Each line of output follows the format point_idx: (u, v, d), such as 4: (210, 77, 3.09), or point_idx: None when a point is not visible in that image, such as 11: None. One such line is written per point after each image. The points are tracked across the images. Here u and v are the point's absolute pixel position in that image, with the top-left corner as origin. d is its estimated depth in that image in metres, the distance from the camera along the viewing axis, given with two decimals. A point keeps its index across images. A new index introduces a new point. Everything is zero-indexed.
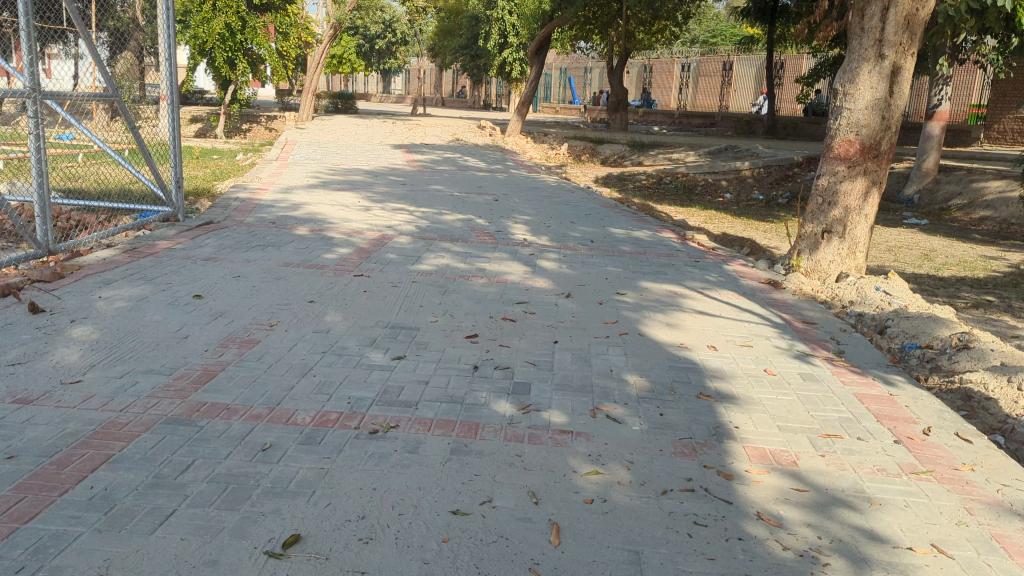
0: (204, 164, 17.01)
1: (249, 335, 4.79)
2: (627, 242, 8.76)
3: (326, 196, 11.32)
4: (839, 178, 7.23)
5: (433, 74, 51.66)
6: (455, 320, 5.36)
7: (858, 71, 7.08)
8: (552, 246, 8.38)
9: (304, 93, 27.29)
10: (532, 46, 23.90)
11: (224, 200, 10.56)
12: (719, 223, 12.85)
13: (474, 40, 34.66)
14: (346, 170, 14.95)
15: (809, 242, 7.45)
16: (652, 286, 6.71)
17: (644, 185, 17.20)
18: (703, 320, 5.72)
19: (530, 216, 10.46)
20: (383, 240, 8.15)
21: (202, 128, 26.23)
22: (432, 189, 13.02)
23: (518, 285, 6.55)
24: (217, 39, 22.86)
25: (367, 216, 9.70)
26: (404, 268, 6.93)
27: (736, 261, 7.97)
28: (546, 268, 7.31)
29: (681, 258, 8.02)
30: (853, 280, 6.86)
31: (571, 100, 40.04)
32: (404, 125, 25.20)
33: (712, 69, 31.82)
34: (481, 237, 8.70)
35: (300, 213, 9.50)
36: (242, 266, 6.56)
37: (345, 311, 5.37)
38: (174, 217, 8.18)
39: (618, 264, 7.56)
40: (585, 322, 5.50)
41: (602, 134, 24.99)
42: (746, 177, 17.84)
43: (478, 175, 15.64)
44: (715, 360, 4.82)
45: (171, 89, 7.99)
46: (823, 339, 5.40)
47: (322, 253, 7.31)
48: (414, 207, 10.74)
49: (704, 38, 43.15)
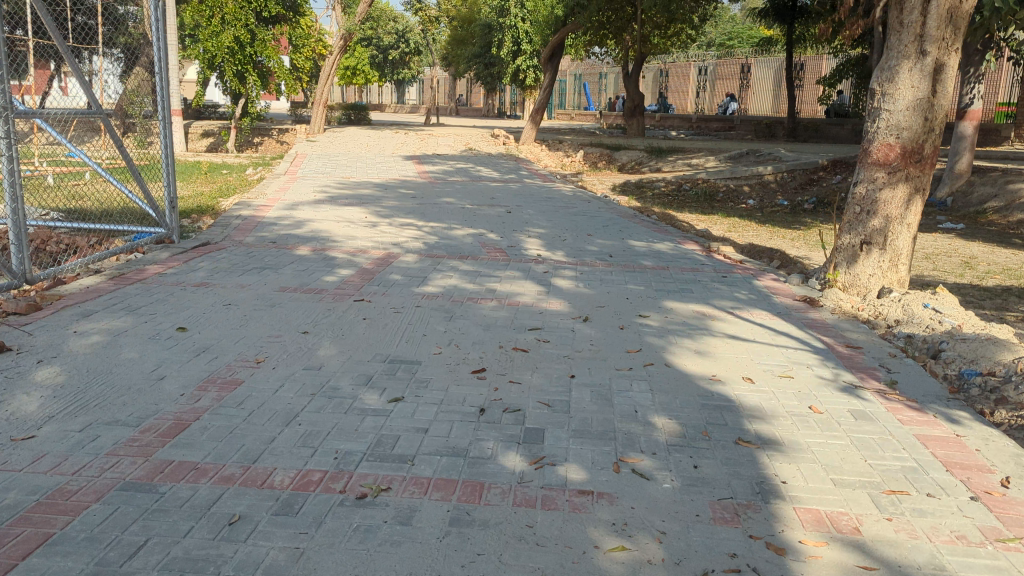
0: (212, 179, 16.71)
1: (231, 375, 4.32)
2: (648, 257, 8.24)
3: (333, 211, 10.91)
4: (878, 185, 6.68)
5: (447, 83, 51.43)
6: (462, 351, 4.86)
7: (897, 69, 6.54)
8: (568, 262, 7.89)
9: (316, 105, 27.05)
10: (545, 53, 23.46)
11: (226, 218, 10.19)
12: (742, 232, 12.30)
13: (487, 48, 34.34)
14: (356, 184, 14.56)
15: (846, 255, 6.89)
16: (677, 306, 6.17)
17: (663, 192, 16.68)
18: (735, 347, 5.18)
19: (545, 229, 9.98)
20: (388, 259, 7.69)
21: (215, 143, 26.07)
22: (443, 201, 12.59)
23: (532, 307, 6.05)
24: (227, 52, 22.65)
25: (373, 232, 9.27)
26: (408, 290, 6.46)
27: (766, 276, 7.44)
28: (562, 287, 6.81)
29: (707, 273, 7.48)
30: (897, 296, 6.28)
31: (586, 106, 39.54)
32: (417, 135, 24.87)
33: (729, 71, 31.17)
34: (492, 253, 8.21)
35: (304, 231, 9.09)
36: (235, 292, 6.12)
37: (340, 344, 4.89)
38: (169, 238, 7.78)
39: (639, 281, 7.05)
40: (604, 350, 4.98)
41: (617, 140, 24.49)
42: (769, 182, 17.25)
43: (491, 186, 15.20)
44: (751, 395, 4.28)
45: (162, 104, 7.59)
46: (872, 367, 4.84)
47: (322, 275, 6.86)
48: (423, 222, 10.29)
49: (720, 41, 42.46)
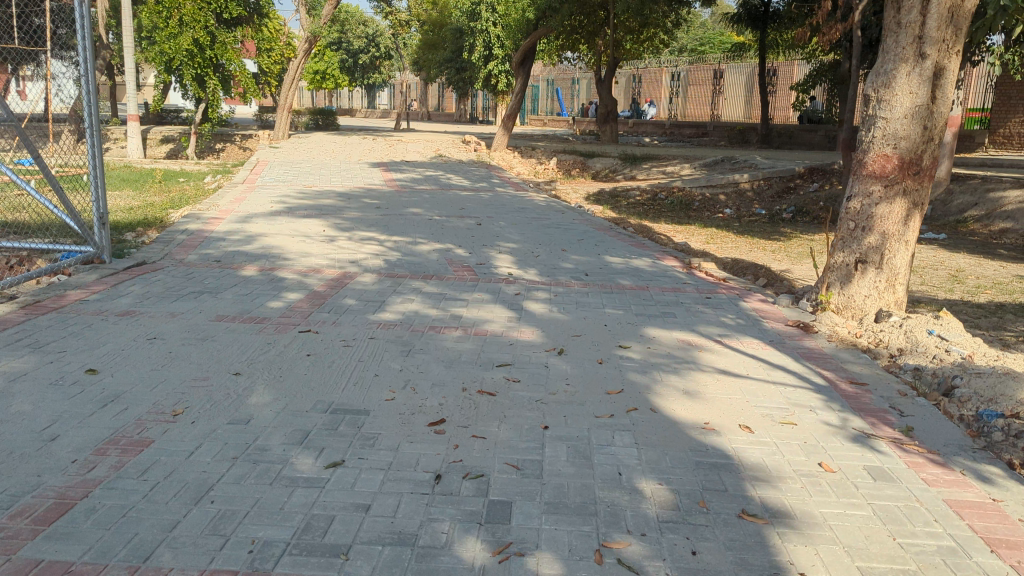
0: (167, 189, 15.87)
1: (139, 433, 3.66)
2: (626, 275, 7.66)
3: (289, 224, 10.21)
4: (874, 200, 6.17)
5: (418, 89, 50.76)
6: (418, 397, 4.22)
7: (894, 74, 6.04)
8: (540, 281, 7.28)
9: (281, 110, 26.21)
10: (516, 57, 22.88)
11: (171, 232, 9.45)
12: (721, 244, 11.81)
13: (458, 53, 33.68)
14: (317, 193, 13.85)
15: (839, 274, 6.37)
16: (658, 334, 5.61)
17: (638, 201, 16.19)
18: (728, 386, 4.59)
19: (515, 243, 9.38)
20: (343, 279, 7.02)
21: (175, 149, 25.15)
22: (408, 213, 11.94)
23: (500, 337, 5.43)
24: (186, 55, 21.76)
25: (330, 248, 8.59)
26: (362, 318, 5.81)
27: (753, 296, 6.90)
28: (534, 312, 6.20)
29: (689, 293, 6.93)
30: (897, 321, 5.77)
31: (559, 112, 39.07)
32: (385, 142, 24.17)
33: (701, 77, 30.82)
34: (459, 272, 7.58)
35: (254, 247, 8.38)
36: (164, 322, 5.43)
37: (277, 389, 4.23)
38: (98, 258, 7.05)
39: (617, 304, 6.47)
40: (581, 392, 4.37)
41: (591, 146, 23.99)
42: (745, 190, 16.83)
43: (460, 195, 14.56)
44: (753, 449, 3.68)
45: (88, 112, 6.84)
46: (882, 409, 4.28)
47: (267, 300, 6.17)
48: (386, 235, 9.64)
49: (692, 47, 42.30)
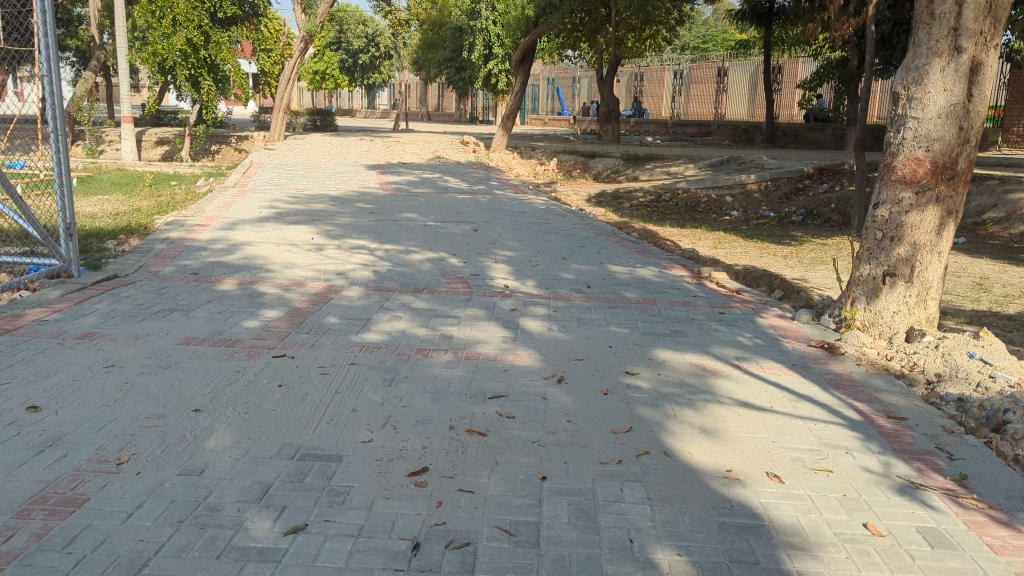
0: (157, 193, 15.35)
1: (73, 488, 3.13)
2: (632, 286, 7.14)
3: (276, 231, 9.71)
4: (904, 207, 5.66)
5: (418, 88, 50.20)
6: (400, 438, 3.72)
7: (927, 69, 5.55)
8: (540, 295, 6.76)
9: (276, 110, 25.67)
10: (516, 56, 22.32)
11: (151, 240, 8.94)
12: (730, 249, 11.30)
13: (457, 51, 33.17)
14: (310, 197, 13.34)
15: (865, 289, 5.86)
16: (670, 357, 5.10)
17: (642, 203, 15.69)
18: (750, 422, 4.09)
19: (514, 251, 8.87)
20: (327, 294, 6.51)
21: (169, 151, 24.65)
22: (402, 218, 11.44)
23: (495, 362, 4.92)
24: (179, 55, 21.22)
25: (317, 258, 8.08)
26: (344, 339, 5.30)
27: (769, 311, 6.39)
28: (532, 331, 5.69)
29: (701, 308, 6.42)
30: (931, 341, 5.26)
31: (560, 111, 38.55)
32: (382, 143, 23.66)
33: (705, 75, 30.24)
34: (452, 284, 7.07)
35: (235, 258, 7.86)
36: (125, 345, 4.91)
37: (240, 429, 3.73)
38: (65, 272, 6.47)
39: (623, 321, 5.96)
40: (587, 431, 3.87)
41: (593, 147, 23.47)
42: (753, 191, 16.30)
43: (458, 199, 14.05)
44: (785, 505, 3.19)
45: (52, 113, 6.26)
46: (927, 452, 3.80)
47: (242, 318, 5.66)
48: (377, 243, 9.13)
49: (694, 45, 41.75)
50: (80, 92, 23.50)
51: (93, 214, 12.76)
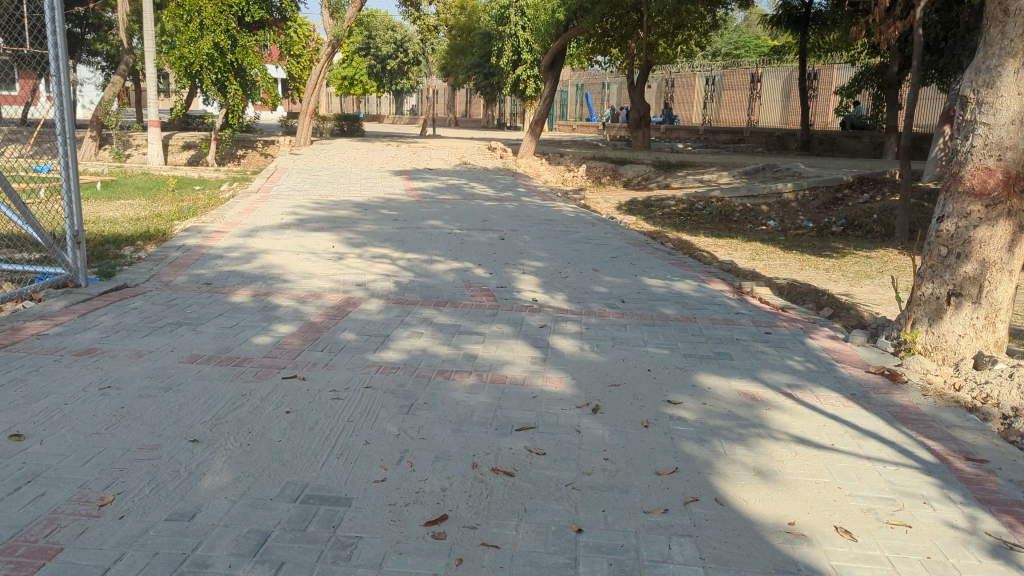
0: (180, 198, 15.17)
1: (46, 536, 2.76)
2: (669, 302, 6.70)
3: (296, 238, 9.40)
4: (972, 221, 5.16)
5: (446, 94, 50.06)
6: (417, 477, 3.32)
7: (999, 71, 5.07)
8: (571, 310, 6.35)
9: (303, 115, 25.53)
10: (545, 61, 21.94)
11: (166, 246, 8.69)
12: (768, 262, 10.81)
13: (486, 57, 32.92)
14: (334, 204, 13.04)
15: (928, 309, 5.35)
16: (715, 383, 4.66)
17: (674, 211, 15.22)
18: (811, 463, 3.64)
19: (542, 262, 8.46)
20: (345, 307, 6.15)
21: (195, 156, 24.63)
22: (427, 225, 11.09)
23: (523, 387, 4.50)
24: (206, 59, 21.15)
25: (336, 267, 7.75)
26: (360, 359, 4.92)
27: (820, 332, 5.91)
28: (563, 351, 5.26)
29: (745, 327, 5.95)
30: (1006, 370, 4.74)
31: (589, 117, 38.14)
32: (409, 148, 23.42)
33: (737, 81, 29.62)
34: (477, 297, 6.67)
35: (251, 267, 7.55)
36: (125, 364, 4.57)
37: (239, 464, 3.36)
38: (72, 281, 6.20)
39: (661, 341, 5.51)
40: (627, 471, 3.45)
41: (623, 153, 23.01)
42: (789, 200, 15.75)
43: (485, 206, 13.69)
44: (860, 571, 2.76)
45: (60, 114, 5.96)
46: (1017, 503, 3.33)
47: (252, 333, 5.31)
48: (400, 252, 8.77)
49: (726, 51, 41.14)
50: (109, 96, 23.57)
51: (115, 218, 12.61)
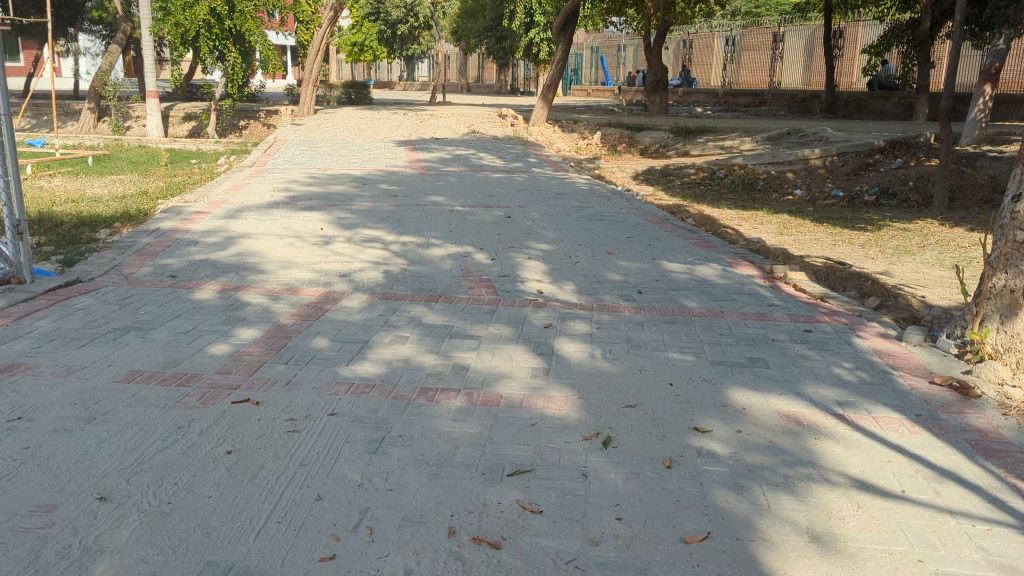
0: (173, 173, 14.45)
1: None
2: (692, 292, 5.92)
3: (283, 219, 8.65)
4: None
5: (458, 59, 48.69)
6: (373, 554, 2.58)
7: None
8: (581, 305, 5.57)
9: (306, 83, 24.60)
10: (557, 22, 20.84)
11: (140, 229, 8.00)
12: (797, 238, 9.98)
13: (498, 20, 31.74)
14: (331, 178, 12.29)
15: (1000, 305, 4.49)
16: (751, 402, 3.88)
17: (694, 181, 14.36)
18: (879, 520, 2.86)
19: (550, 244, 7.67)
20: (323, 304, 5.42)
21: (196, 128, 23.89)
22: (429, 201, 10.32)
23: (520, 410, 3.73)
24: (202, 25, 20.29)
25: (321, 253, 7.01)
26: (330, 372, 4.18)
27: (868, 328, 5.08)
28: (569, 358, 4.49)
29: (781, 324, 5.13)
30: None
31: (604, 81, 36.92)
32: (416, 116, 22.53)
33: (759, 41, 28.19)
34: (475, 289, 5.92)
35: (226, 255, 6.83)
36: (47, 387, 3.87)
37: (149, 536, 2.65)
38: (16, 277, 5.54)
39: (685, 344, 4.72)
40: (644, 541, 2.69)
41: (639, 119, 21.99)
42: (817, 167, 14.81)
43: (492, 177, 12.88)
44: None
45: None
46: None
47: (209, 341, 4.59)
48: (396, 233, 8.03)
49: (747, 10, 39.62)
50: (105, 66, 22.82)
51: (99, 196, 11.95)
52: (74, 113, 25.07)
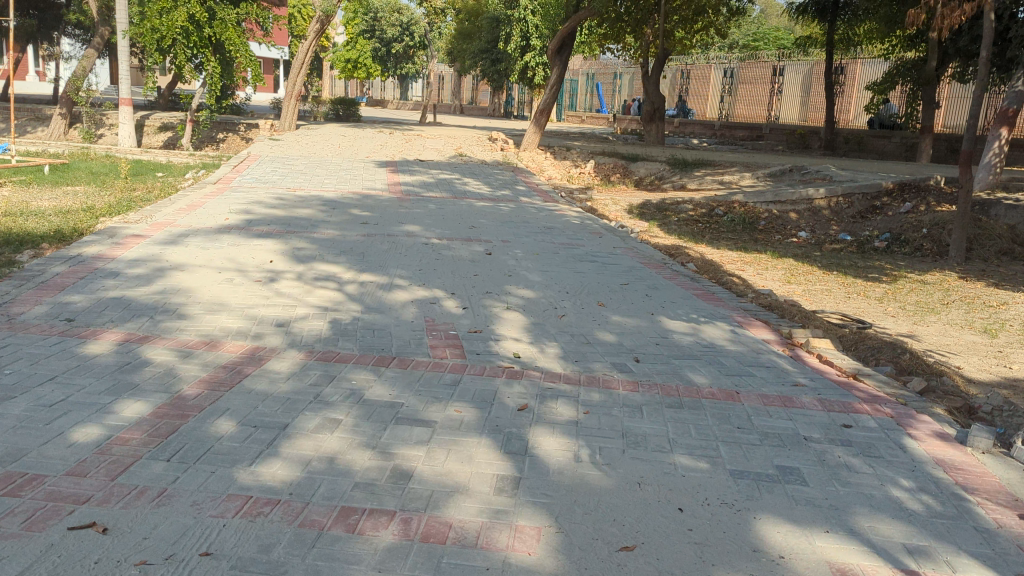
0: (132, 187, 13.36)
1: None
2: (700, 363, 4.88)
3: (230, 247, 7.61)
4: None
5: (452, 80, 47.86)
6: None
7: None
8: (565, 377, 4.52)
9: (288, 98, 23.54)
10: (552, 44, 19.94)
11: (59, 254, 6.94)
12: (807, 288, 9.02)
13: (494, 43, 30.95)
14: (299, 200, 11.28)
15: None
16: (790, 547, 2.83)
17: (691, 217, 13.42)
18: None
19: (532, 290, 6.65)
20: (244, 366, 4.34)
21: (171, 139, 22.80)
22: (401, 231, 9.30)
23: (473, 555, 2.66)
24: (180, 33, 19.25)
25: (261, 294, 5.95)
26: (224, 477, 3.10)
27: (922, 424, 4.04)
28: (546, 460, 3.42)
29: (815, 414, 4.09)
30: None
31: (598, 108, 36.19)
32: (401, 136, 21.55)
33: (756, 74, 27.55)
34: (438, 350, 4.86)
35: (146, 292, 5.77)
36: None
37: None
38: None
39: (697, 443, 3.67)
40: None
41: (635, 149, 21.09)
42: (821, 208, 13.89)
43: (476, 206, 11.87)
44: None
45: None
46: None
47: (74, 422, 3.50)
48: (355, 270, 6.98)
49: (744, 43, 39.11)
50: (79, 71, 21.77)
51: (42, 209, 10.87)
52: (45, 118, 23.98)
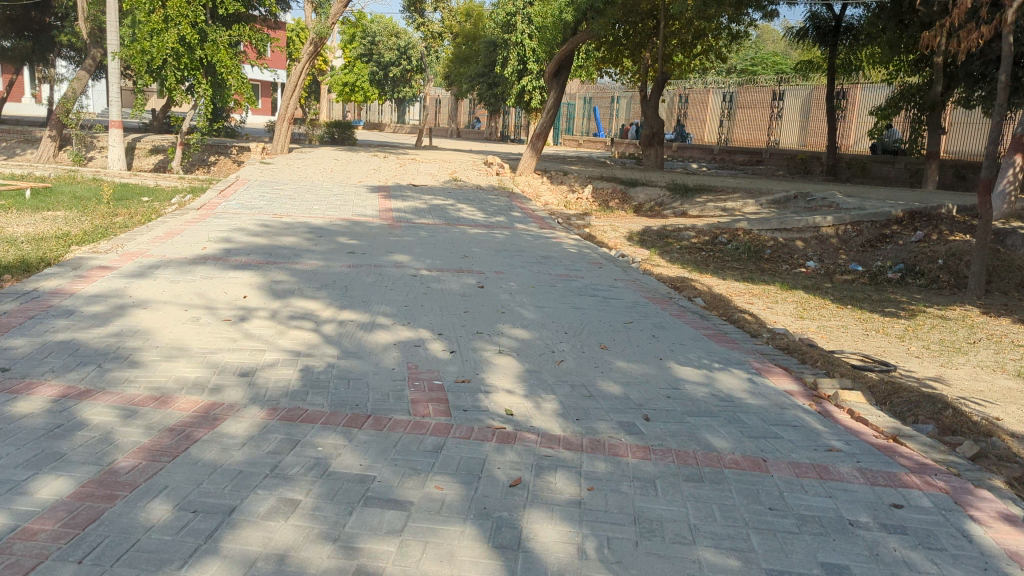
0: (114, 212, 12.79)
1: None
2: (719, 422, 4.29)
3: (202, 280, 7.04)
4: None
5: (449, 104, 47.63)
6: None
7: None
8: (566, 441, 3.93)
9: (281, 121, 23.08)
10: (548, 68, 19.48)
11: (14, 289, 6.36)
12: (821, 323, 8.47)
13: (491, 66, 30.59)
14: (285, 228, 10.73)
15: None
16: None
17: (694, 245, 12.90)
18: None
19: (529, 330, 6.08)
20: (193, 429, 3.75)
21: (161, 160, 22.30)
22: (389, 261, 8.74)
23: None
24: (170, 55, 18.76)
25: (228, 335, 5.37)
26: None
27: (984, 504, 3.45)
28: (545, 558, 2.82)
29: (860, 492, 3.50)
30: None
31: (596, 131, 35.91)
32: (395, 159, 21.07)
33: (755, 98, 27.04)
34: (421, 406, 4.27)
35: (99, 334, 5.19)
36: None
37: None
38: None
39: (726, 532, 3.07)
40: None
41: (634, 173, 20.65)
42: (829, 236, 13.37)
43: (471, 233, 11.33)
44: None
45: None
46: None
47: None
48: (335, 306, 6.41)
49: (743, 67, 39.00)
50: (69, 93, 21.31)
51: (15, 236, 10.31)
52: (34, 141, 23.48)
